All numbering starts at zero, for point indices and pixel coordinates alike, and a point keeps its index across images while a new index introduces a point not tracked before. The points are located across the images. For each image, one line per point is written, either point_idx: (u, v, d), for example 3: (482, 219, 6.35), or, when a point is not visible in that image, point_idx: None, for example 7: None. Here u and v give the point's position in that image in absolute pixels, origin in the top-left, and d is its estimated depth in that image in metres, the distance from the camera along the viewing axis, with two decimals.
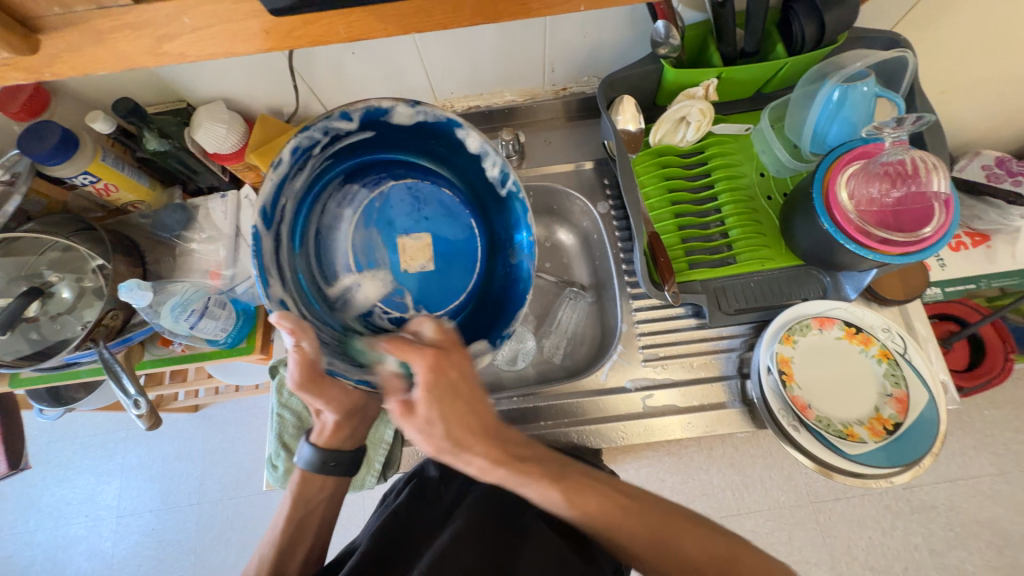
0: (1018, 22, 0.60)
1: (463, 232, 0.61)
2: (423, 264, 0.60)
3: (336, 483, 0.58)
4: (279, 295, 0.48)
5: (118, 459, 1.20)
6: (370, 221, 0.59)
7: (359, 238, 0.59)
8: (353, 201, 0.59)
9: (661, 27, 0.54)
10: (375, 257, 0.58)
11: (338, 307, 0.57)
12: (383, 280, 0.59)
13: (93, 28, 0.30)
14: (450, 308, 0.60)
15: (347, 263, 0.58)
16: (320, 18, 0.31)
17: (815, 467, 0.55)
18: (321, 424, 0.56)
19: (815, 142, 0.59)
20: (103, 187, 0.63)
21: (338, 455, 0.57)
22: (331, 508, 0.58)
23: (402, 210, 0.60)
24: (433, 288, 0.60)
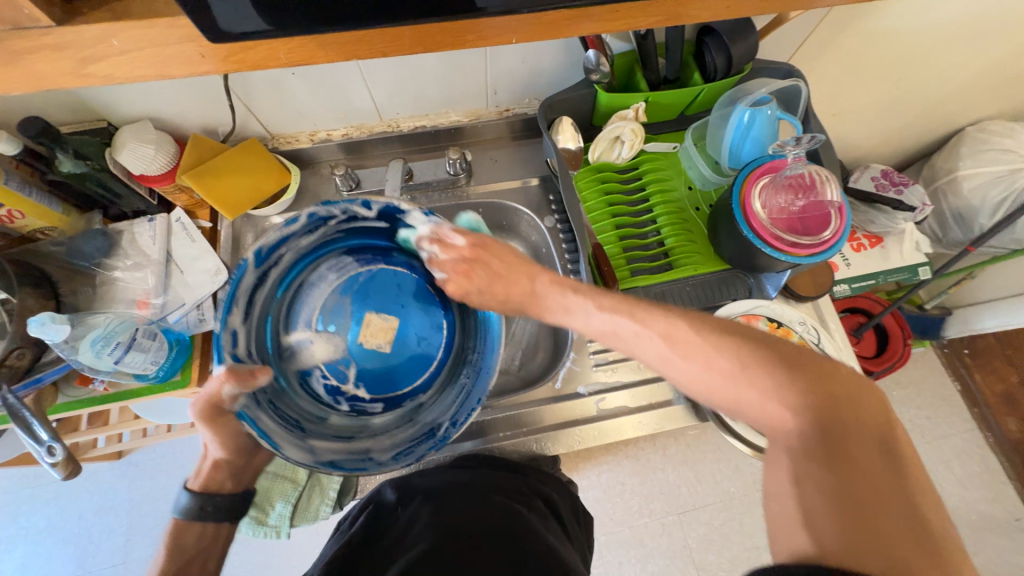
0: (884, 58, 0.71)
1: (432, 331, 0.60)
2: (380, 344, 0.58)
3: (219, 531, 0.53)
4: (233, 327, 0.51)
5: (22, 523, 1.05)
6: (348, 289, 0.59)
7: (331, 300, 0.59)
8: (341, 268, 0.60)
9: (592, 55, 0.59)
10: (338, 321, 0.58)
11: (285, 356, 0.57)
12: (336, 344, 0.58)
13: (6, 47, 0.28)
14: (387, 396, 0.58)
15: (309, 320, 0.58)
16: (260, 44, 0.31)
17: (752, 452, 0.62)
18: (203, 462, 0.54)
19: (733, 158, 0.66)
20: (6, 214, 0.57)
21: (216, 500, 0.52)
22: (215, 555, 0.51)
23: (382, 290, 0.60)
24: (382, 372, 0.58)
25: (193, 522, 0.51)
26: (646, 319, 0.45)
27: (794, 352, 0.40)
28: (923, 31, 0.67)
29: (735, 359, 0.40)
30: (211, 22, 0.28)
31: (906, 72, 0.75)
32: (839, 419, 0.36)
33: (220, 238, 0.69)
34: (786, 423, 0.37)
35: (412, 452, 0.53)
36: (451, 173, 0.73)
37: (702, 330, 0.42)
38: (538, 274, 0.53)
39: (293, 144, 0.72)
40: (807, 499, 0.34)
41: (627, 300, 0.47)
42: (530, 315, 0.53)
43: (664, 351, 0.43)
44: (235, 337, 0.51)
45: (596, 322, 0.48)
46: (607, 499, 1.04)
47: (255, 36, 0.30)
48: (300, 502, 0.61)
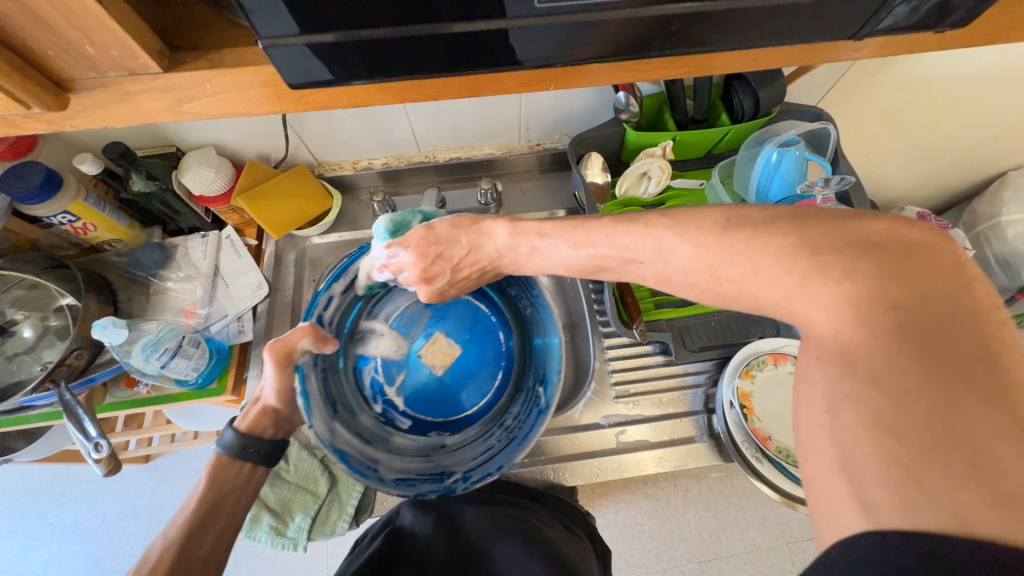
0: (918, 103, 0.72)
1: (482, 372, 0.62)
2: (436, 367, 0.62)
3: (254, 472, 0.54)
4: (331, 295, 0.55)
5: (50, 520, 1.09)
6: (434, 308, 0.63)
7: (416, 310, 0.62)
8: (438, 288, 0.64)
9: (622, 97, 0.63)
10: (413, 329, 0.62)
11: (355, 338, 0.60)
12: (399, 346, 0.62)
13: (119, 89, 0.32)
14: (417, 418, 0.61)
15: (393, 317, 0.62)
16: (328, 88, 0.34)
17: (779, 498, 0.59)
18: (251, 406, 0.54)
19: (758, 196, 0.67)
20: (80, 226, 0.63)
21: (258, 443, 0.53)
22: (248, 496, 0.53)
23: (461, 325, 0.63)
24: (423, 391, 0.62)
25: (234, 461, 0.53)
26: (633, 246, 0.38)
27: (837, 233, 0.31)
28: (957, 79, 0.67)
29: (747, 262, 0.32)
30: (292, 71, 0.31)
31: (941, 116, 0.74)
32: (909, 317, 0.27)
33: (265, 257, 0.75)
34: (819, 326, 0.29)
35: (415, 485, 0.51)
36: (481, 203, 0.75)
37: (702, 235, 0.34)
38: (499, 224, 0.48)
39: (337, 171, 0.77)
40: (845, 433, 0.26)
41: (605, 227, 0.41)
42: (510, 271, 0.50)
43: (662, 273, 0.37)
44: (330, 300, 0.55)
45: (575, 258, 0.43)
46: (623, 540, 1.00)
47: (327, 83, 0.33)
48: (319, 515, 0.62)
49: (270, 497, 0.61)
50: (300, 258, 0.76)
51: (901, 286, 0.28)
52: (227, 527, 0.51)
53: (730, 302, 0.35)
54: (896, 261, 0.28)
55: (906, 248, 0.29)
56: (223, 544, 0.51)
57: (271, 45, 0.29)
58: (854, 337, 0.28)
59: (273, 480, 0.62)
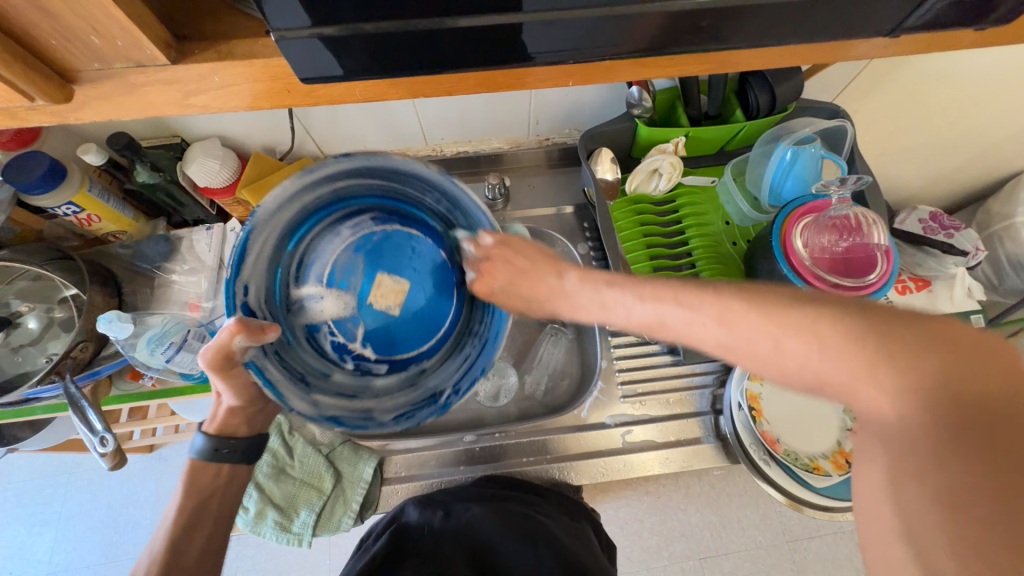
0: (937, 102, 0.70)
1: (440, 294, 0.60)
2: (389, 306, 0.58)
3: (233, 471, 0.55)
4: (246, 281, 0.51)
5: (56, 508, 1.10)
6: (362, 247, 0.59)
7: (344, 258, 0.58)
8: (357, 224, 0.58)
9: (635, 91, 0.62)
10: (350, 279, 0.58)
11: (294, 311, 0.57)
12: (345, 301, 0.58)
13: (126, 81, 0.31)
14: (393, 358, 0.59)
15: (321, 274, 0.58)
16: (338, 82, 0.33)
17: (786, 500, 0.59)
18: (216, 408, 0.54)
19: (772, 194, 0.66)
20: (85, 218, 0.62)
21: (231, 442, 0.54)
22: (230, 495, 0.54)
23: (397, 248, 0.59)
24: (388, 332, 0.59)
25: (210, 463, 0.53)
26: (693, 303, 0.37)
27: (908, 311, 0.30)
28: (980, 78, 0.65)
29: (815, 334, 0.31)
30: (302, 64, 0.30)
31: (961, 115, 0.73)
32: (965, 408, 0.26)
33: None
34: (884, 409, 0.28)
35: (413, 416, 0.54)
36: (490, 198, 0.74)
37: (766, 306, 0.33)
38: (568, 270, 0.50)
39: None
40: (909, 513, 0.25)
41: (673, 283, 0.39)
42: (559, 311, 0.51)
43: (723, 340, 0.35)
44: (249, 285, 0.52)
45: (638, 313, 0.41)
46: (624, 536, 1.00)
47: (339, 78, 0.32)
48: (323, 511, 0.61)
49: (275, 492, 0.62)
50: None
51: (952, 374, 0.27)
52: (215, 528, 0.52)
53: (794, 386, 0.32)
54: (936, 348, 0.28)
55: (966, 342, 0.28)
56: (210, 553, 0.51)
57: (283, 37, 0.28)
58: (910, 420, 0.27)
59: (277, 476, 0.63)
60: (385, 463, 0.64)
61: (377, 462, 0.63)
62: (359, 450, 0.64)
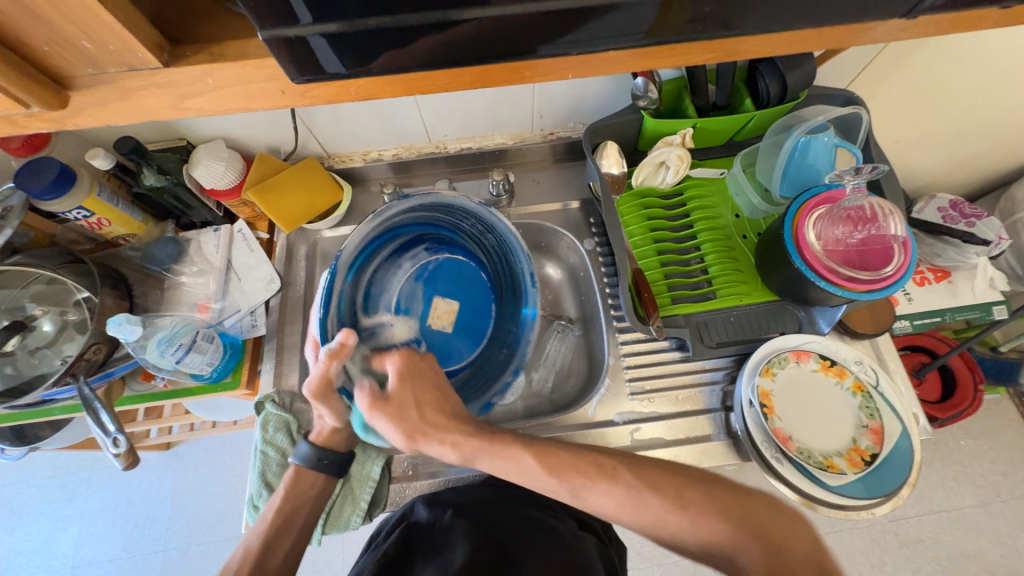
0: (957, 86, 0.67)
1: (482, 310, 0.66)
2: (445, 325, 0.65)
3: (325, 483, 0.60)
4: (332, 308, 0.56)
5: (79, 503, 1.13)
6: (420, 276, 0.66)
7: (405, 286, 0.65)
8: (414, 257, 0.66)
9: (641, 83, 0.60)
10: (412, 305, 0.65)
11: (366, 334, 0.61)
12: (410, 325, 0.64)
13: (121, 85, 0.31)
14: (451, 371, 0.64)
15: (388, 302, 0.64)
16: (332, 81, 0.33)
17: (799, 499, 0.57)
18: (321, 424, 0.59)
19: (783, 185, 0.64)
20: (95, 221, 0.63)
21: (332, 454, 0.59)
22: (318, 506, 0.59)
23: (445, 277, 0.66)
24: (444, 349, 0.64)
25: (311, 471, 0.59)
26: (614, 475, 0.47)
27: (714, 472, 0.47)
28: (1003, 59, 0.62)
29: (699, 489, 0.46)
30: (294, 64, 0.30)
31: (982, 98, 0.70)
32: (780, 555, 0.40)
33: (276, 250, 0.74)
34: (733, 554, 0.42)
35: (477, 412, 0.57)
36: (493, 194, 0.74)
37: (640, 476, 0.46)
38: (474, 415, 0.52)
39: (347, 163, 0.76)
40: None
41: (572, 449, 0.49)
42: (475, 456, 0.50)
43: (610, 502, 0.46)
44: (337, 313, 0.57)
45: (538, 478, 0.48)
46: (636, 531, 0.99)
47: (335, 77, 0.32)
48: (332, 509, 0.61)
49: None
50: (311, 252, 0.74)
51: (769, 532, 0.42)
52: (300, 533, 0.57)
53: (672, 538, 0.45)
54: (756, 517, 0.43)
55: (756, 500, 0.44)
56: (292, 560, 0.56)
57: (274, 37, 0.28)
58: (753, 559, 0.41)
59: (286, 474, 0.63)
60: (392, 462, 0.64)
61: (385, 462, 0.63)
62: (367, 449, 0.64)
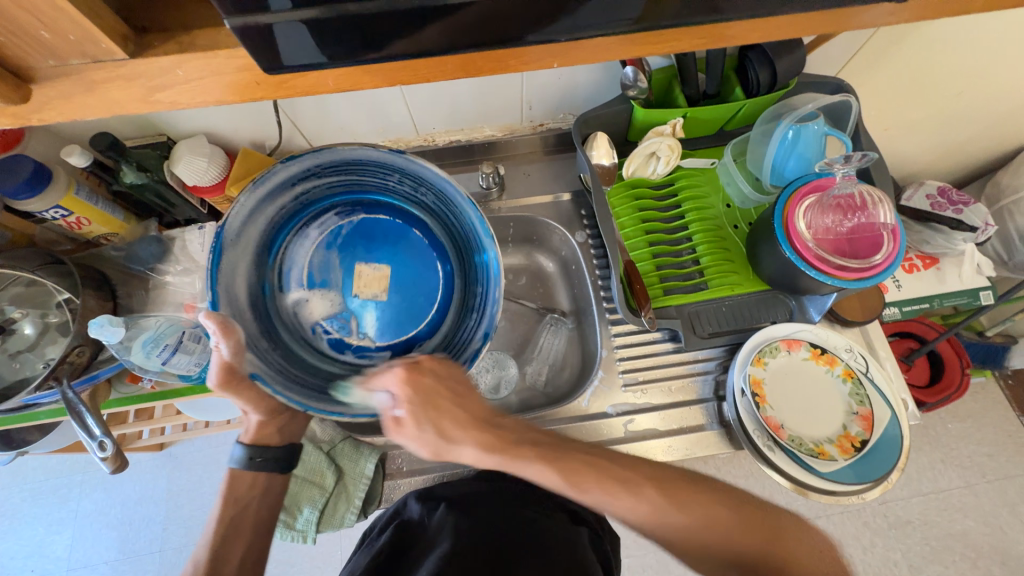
0: (946, 72, 0.67)
1: (426, 270, 0.63)
2: (377, 293, 0.61)
3: (269, 480, 0.55)
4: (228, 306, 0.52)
5: (72, 506, 1.12)
6: (332, 243, 0.62)
7: (318, 258, 0.61)
8: (322, 223, 0.61)
9: (630, 72, 0.60)
10: (330, 276, 0.61)
11: (284, 320, 0.59)
12: (333, 299, 0.61)
13: (85, 78, 0.30)
14: (395, 343, 0.60)
15: (302, 279, 0.60)
16: (311, 72, 0.32)
17: (791, 486, 0.57)
18: (248, 420, 0.55)
19: (774, 175, 0.64)
20: (74, 221, 0.62)
21: (267, 451, 0.54)
22: (268, 504, 0.55)
23: (365, 239, 0.62)
24: (384, 320, 0.61)
25: (247, 472, 0.54)
26: (638, 485, 0.45)
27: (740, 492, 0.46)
28: (991, 45, 0.62)
29: (707, 488, 0.46)
30: (269, 53, 0.29)
31: (970, 84, 0.70)
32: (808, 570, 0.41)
33: None
34: (744, 543, 0.42)
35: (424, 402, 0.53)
36: (484, 187, 0.72)
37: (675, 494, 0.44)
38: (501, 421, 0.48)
39: None
40: None
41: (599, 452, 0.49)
42: (500, 457, 0.46)
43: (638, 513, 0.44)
44: (228, 293, 0.53)
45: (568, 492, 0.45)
46: None
47: (313, 66, 0.31)
48: (326, 509, 0.62)
49: None
50: None
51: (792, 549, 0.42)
52: (252, 539, 0.52)
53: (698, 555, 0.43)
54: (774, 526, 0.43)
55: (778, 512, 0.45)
56: (250, 560, 0.51)
57: (247, 25, 0.27)
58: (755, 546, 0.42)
59: None
60: (387, 458, 0.64)
61: (378, 459, 0.63)
62: (359, 447, 0.64)
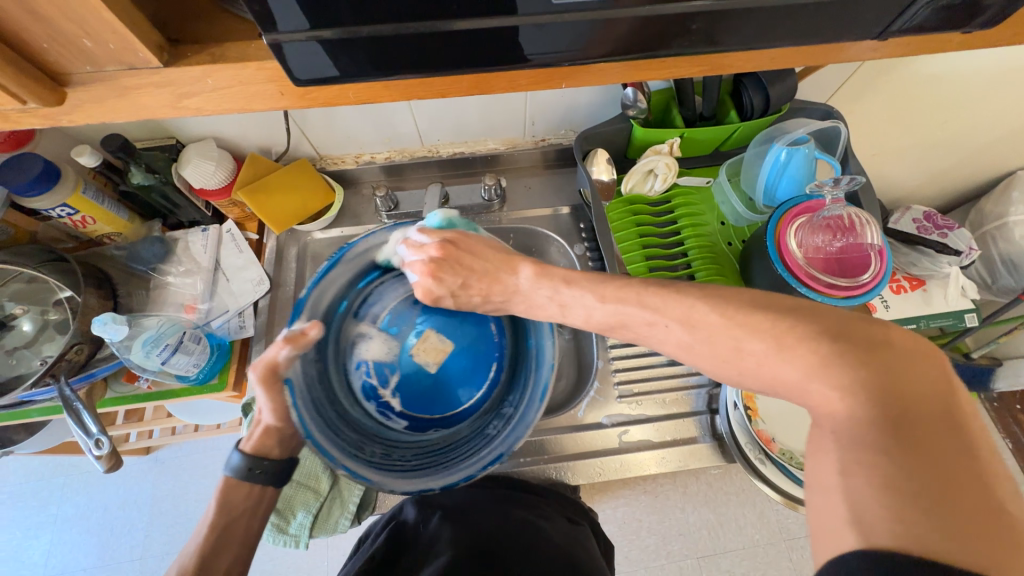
0: (932, 103, 0.70)
1: (479, 368, 0.61)
2: (428, 363, 0.60)
3: (263, 490, 0.54)
4: (315, 303, 0.54)
5: (52, 510, 1.09)
6: (422, 301, 0.61)
7: (403, 307, 0.60)
8: (422, 281, 0.61)
9: (630, 93, 0.61)
10: (402, 326, 0.60)
11: (342, 340, 0.59)
12: (390, 347, 0.60)
13: (119, 84, 0.31)
14: (416, 416, 0.59)
15: (381, 316, 0.60)
16: (332, 85, 0.33)
17: (783, 500, 0.60)
18: (255, 428, 0.53)
19: (766, 195, 0.66)
20: (80, 220, 0.62)
21: (264, 463, 0.52)
22: (258, 518, 0.53)
23: (450, 314, 0.61)
24: (419, 389, 0.60)
25: (243, 482, 0.52)
26: (660, 306, 0.40)
27: (818, 311, 0.35)
28: (974, 79, 0.66)
29: (770, 339, 0.34)
30: (296, 66, 0.31)
31: (953, 115, 0.73)
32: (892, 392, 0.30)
33: (265, 251, 0.73)
34: (832, 404, 0.32)
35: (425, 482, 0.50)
36: (485, 199, 0.75)
37: (729, 309, 0.37)
38: (523, 266, 0.48)
39: (339, 165, 0.75)
40: (857, 493, 0.28)
41: (634, 286, 0.42)
42: (515, 308, 0.50)
43: (683, 341, 0.39)
44: (317, 299, 0.53)
45: (598, 312, 0.44)
46: (623, 536, 1.00)
47: (334, 80, 0.32)
48: (320, 512, 0.61)
49: None
50: (302, 253, 0.74)
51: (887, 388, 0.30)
52: (241, 550, 0.51)
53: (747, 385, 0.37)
54: (871, 361, 0.31)
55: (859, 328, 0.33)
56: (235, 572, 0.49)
57: (277, 41, 0.28)
58: (865, 415, 0.30)
59: None
60: None
61: None
62: None
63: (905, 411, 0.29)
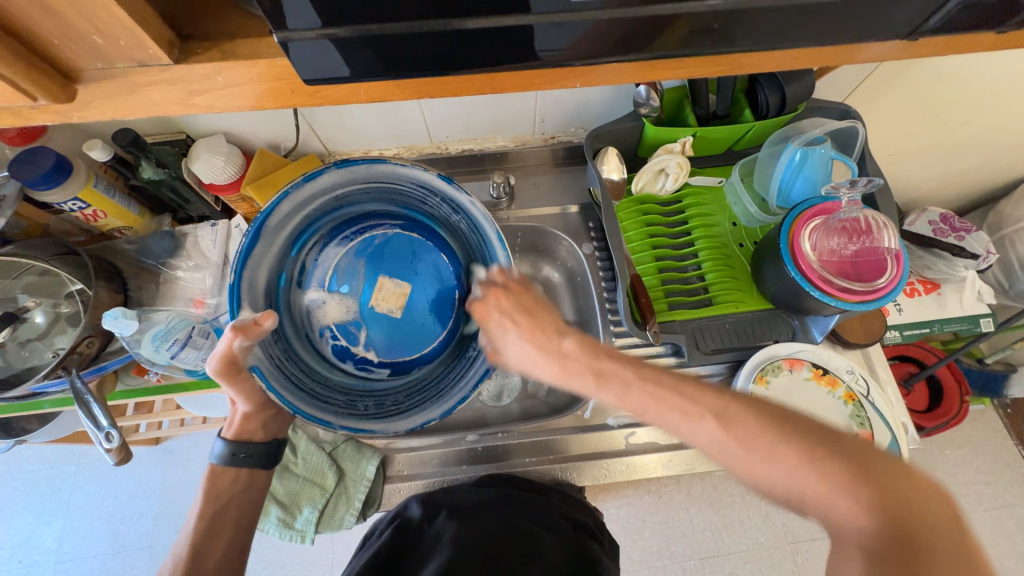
0: (953, 103, 0.69)
1: (440, 299, 0.60)
2: (393, 308, 0.60)
3: (251, 476, 0.55)
4: (252, 290, 0.51)
5: (64, 498, 1.11)
6: (361, 250, 0.60)
7: (346, 262, 0.60)
8: (360, 228, 0.60)
9: (643, 90, 0.61)
10: (352, 282, 0.60)
11: (298, 316, 0.58)
12: (347, 305, 0.60)
13: (129, 81, 0.31)
14: (396, 362, 0.59)
15: (322, 279, 0.59)
16: (343, 84, 0.33)
17: None
18: (234, 414, 0.54)
19: (781, 196, 0.65)
20: (91, 214, 0.62)
21: (250, 446, 0.54)
22: (248, 504, 0.54)
23: (398, 253, 0.60)
24: (391, 335, 0.59)
25: (228, 468, 0.53)
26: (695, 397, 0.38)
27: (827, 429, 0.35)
28: (998, 79, 0.64)
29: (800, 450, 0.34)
30: (306, 65, 0.30)
31: (976, 115, 0.71)
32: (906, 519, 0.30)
33: None
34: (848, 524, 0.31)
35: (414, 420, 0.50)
36: (494, 196, 0.74)
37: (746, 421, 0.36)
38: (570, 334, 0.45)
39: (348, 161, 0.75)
40: None
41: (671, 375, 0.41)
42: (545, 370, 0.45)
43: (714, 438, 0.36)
44: (251, 283, 0.51)
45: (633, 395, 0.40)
46: (626, 535, 1.00)
47: (344, 79, 0.32)
48: (326, 509, 0.62)
49: (279, 489, 0.62)
50: None
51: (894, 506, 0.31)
52: (234, 536, 0.53)
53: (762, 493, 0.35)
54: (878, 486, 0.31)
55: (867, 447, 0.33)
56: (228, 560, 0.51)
57: (289, 39, 0.28)
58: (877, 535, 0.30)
59: (281, 473, 0.63)
60: (389, 462, 0.64)
61: (380, 461, 0.63)
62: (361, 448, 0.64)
63: (917, 525, 0.30)
